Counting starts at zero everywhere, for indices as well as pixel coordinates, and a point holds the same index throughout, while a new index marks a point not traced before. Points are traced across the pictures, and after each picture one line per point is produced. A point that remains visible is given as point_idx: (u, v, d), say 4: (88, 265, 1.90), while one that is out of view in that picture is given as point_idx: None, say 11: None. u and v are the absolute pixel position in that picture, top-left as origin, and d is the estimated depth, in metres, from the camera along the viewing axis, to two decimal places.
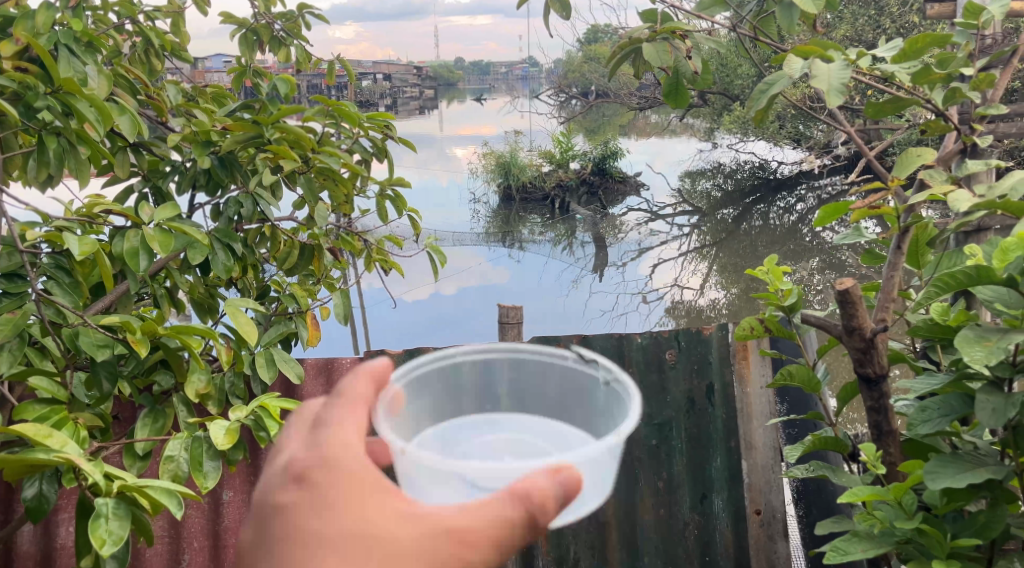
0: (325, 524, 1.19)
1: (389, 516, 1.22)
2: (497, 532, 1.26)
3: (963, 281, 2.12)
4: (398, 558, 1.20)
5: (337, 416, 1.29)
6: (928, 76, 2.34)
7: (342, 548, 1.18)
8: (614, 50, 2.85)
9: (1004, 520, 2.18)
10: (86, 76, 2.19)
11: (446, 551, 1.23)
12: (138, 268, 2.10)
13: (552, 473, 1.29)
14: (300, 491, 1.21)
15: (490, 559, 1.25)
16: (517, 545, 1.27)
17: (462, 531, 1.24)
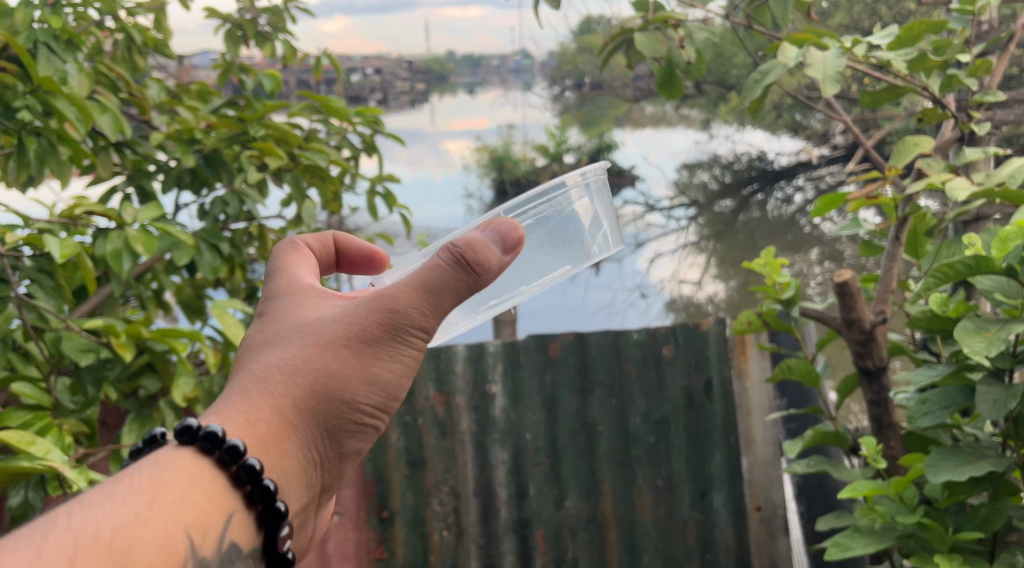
0: (268, 323, 1.48)
1: (324, 303, 1.48)
2: (424, 281, 1.43)
3: (962, 271, 2.06)
4: (333, 323, 1.44)
5: (287, 258, 1.63)
6: (924, 63, 2.30)
7: (291, 329, 1.45)
8: (606, 42, 2.81)
9: (1006, 513, 2.14)
10: (66, 75, 2.15)
11: (376, 309, 1.43)
12: (122, 270, 2.08)
13: (481, 228, 1.47)
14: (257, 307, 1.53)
15: (425, 309, 1.43)
16: (451, 290, 1.43)
17: (382, 292, 1.44)
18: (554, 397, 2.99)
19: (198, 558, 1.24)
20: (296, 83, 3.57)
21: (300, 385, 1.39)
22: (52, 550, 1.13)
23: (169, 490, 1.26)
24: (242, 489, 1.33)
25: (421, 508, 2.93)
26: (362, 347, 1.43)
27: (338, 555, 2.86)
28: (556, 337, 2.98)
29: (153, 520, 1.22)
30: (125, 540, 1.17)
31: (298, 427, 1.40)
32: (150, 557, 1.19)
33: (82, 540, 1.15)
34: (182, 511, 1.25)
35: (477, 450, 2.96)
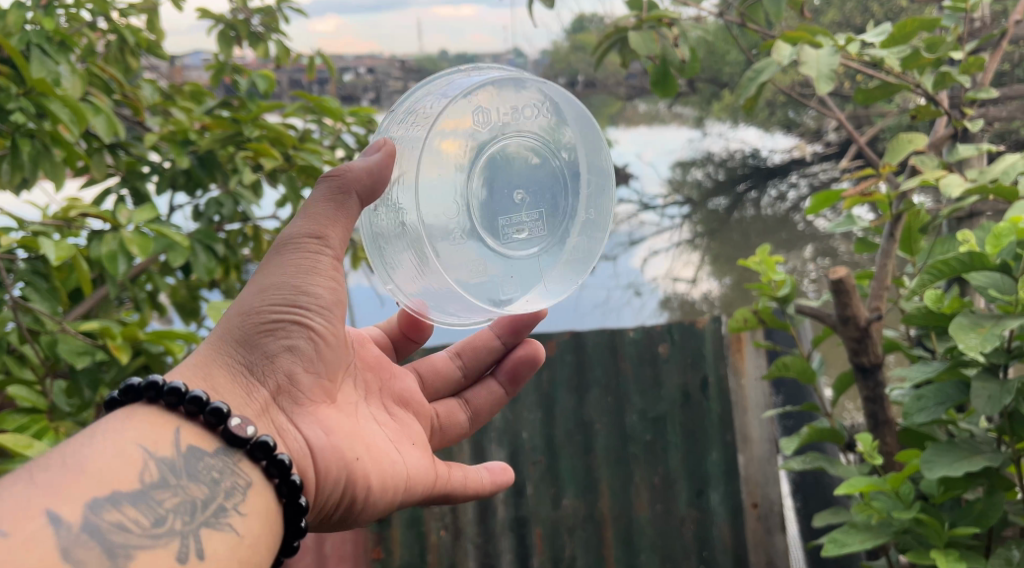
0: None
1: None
2: (305, 207, 1.73)
3: (956, 267, 2.07)
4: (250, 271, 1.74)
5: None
6: (916, 61, 2.32)
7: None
8: (600, 40, 2.81)
9: (1001, 507, 2.15)
10: (59, 77, 2.13)
11: (276, 243, 1.73)
12: (117, 272, 2.07)
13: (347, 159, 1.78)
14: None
15: (307, 223, 1.72)
16: (333, 209, 1.73)
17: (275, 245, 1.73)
18: (551, 396, 2.99)
19: (157, 456, 1.48)
20: (289, 83, 3.56)
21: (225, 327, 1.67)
22: (14, 481, 1.38)
23: (124, 416, 1.52)
24: (211, 429, 1.55)
25: (419, 508, 2.92)
26: (267, 270, 1.71)
27: (335, 556, 2.85)
28: (552, 336, 2.99)
29: (107, 437, 1.47)
30: (84, 458, 1.43)
31: (231, 348, 1.66)
32: (108, 463, 1.44)
33: (44, 464, 1.41)
34: (131, 430, 1.50)
35: (474, 449, 2.96)
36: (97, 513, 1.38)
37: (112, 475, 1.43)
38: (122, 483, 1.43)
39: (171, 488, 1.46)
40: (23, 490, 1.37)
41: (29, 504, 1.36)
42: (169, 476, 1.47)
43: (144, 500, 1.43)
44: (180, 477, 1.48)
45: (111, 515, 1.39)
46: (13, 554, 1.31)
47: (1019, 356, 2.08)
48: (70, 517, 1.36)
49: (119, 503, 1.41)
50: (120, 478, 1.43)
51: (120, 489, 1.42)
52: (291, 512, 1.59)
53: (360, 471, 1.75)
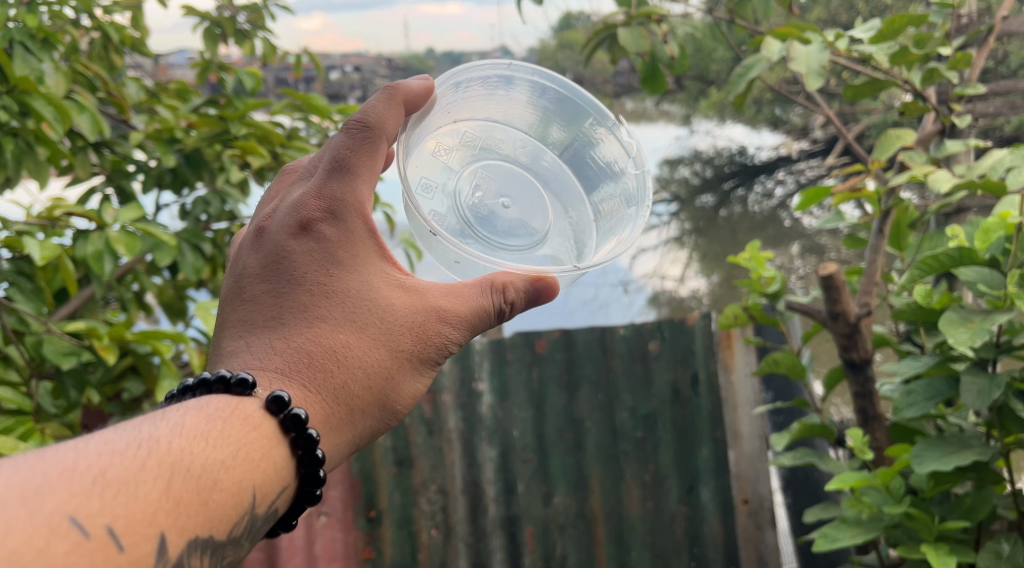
0: (339, 286, 1.51)
1: (393, 289, 1.54)
2: (474, 320, 1.57)
3: (946, 263, 2.11)
4: (401, 325, 1.53)
5: (363, 162, 1.55)
6: (905, 57, 2.32)
7: (358, 303, 1.51)
8: (589, 37, 2.81)
9: (991, 501, 2.16)
10: (42, 74, 2.11)
11: (436, 329, 1.55)
12: (103, 271, 2.06)
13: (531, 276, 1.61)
14: (320, 247, 1.52)
15: (465, 338, 1.57)
16: (484, 329, 1.60)
17: (443, 313, 1.56)
18: (541, 394, 2.99)
19: (255, 512, 1.34)
20: (275, 82, 3.54)
21: (365, 385, 1.49)
22: (151, 474, 1.24)
23: (251, 443, 1.36)
24: (294, 454, 1.41)
25: (409, 507, 2.90)
26: (411, 348, 1.53)
27: (326, 556, 2.82)
28: (542, 334, 2.98)
29: (235, 465, 1.32)
30: (212, 481, 1.29)
31: (352, 415, 1.48)
32: (225, 500, 1.30)
33: (180, 471, 1.26)
34: (254, 470, 1.35)
35: (464, 448, 2.94)
36: (190, 554, 1.25)
37: (220, 516, 1.29)
38: (221, 530, 1.29)
39: (238, 546, 1.33)
40: (155, 493, 1.23)
41: (151, 520, 1.22)
42: (247, 536, 1.34)
43: (222, 550, 1.31)
44: (250, 537, 1.35)
45: (195, 560, 1.26)
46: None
47: (1007, 350, 2.10)
48: (171, 551, 1.23)
49: (208, 549, 1.28)
50: (224, 522, 1.29)
51: (217, 536, 1.29)
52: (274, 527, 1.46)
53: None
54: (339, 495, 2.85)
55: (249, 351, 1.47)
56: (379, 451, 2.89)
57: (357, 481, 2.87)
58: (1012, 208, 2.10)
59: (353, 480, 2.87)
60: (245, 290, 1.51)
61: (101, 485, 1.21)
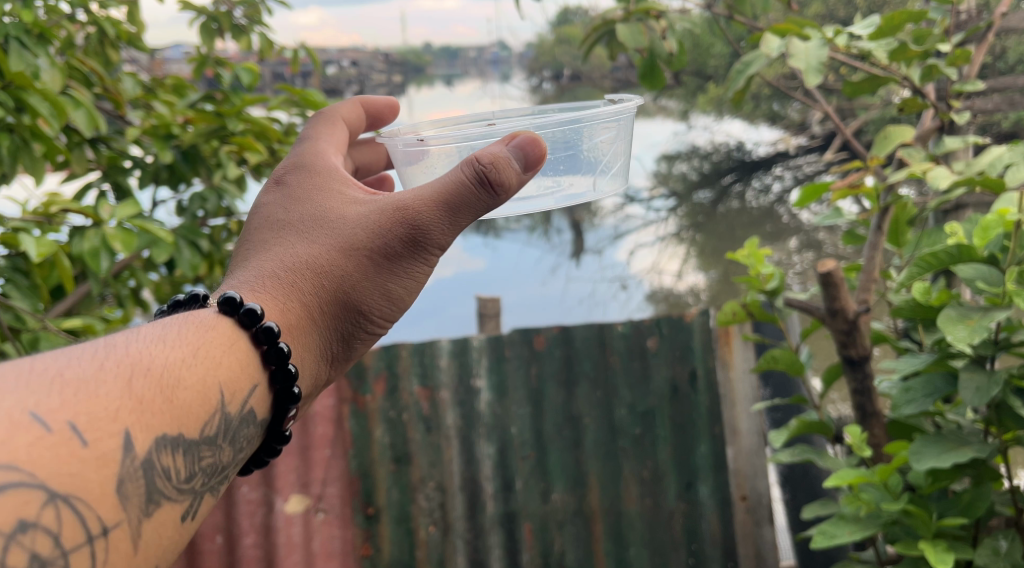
0: (294, 214, 1.50)
1: (348, 204, 1.50)
2: (446, 197, 1.45)
3: (944, 260, 2.09)
4: (361, 225, 1.46)
5: (322, 134, 1.72)
6: (904, 53, 2.30)
7: (312, 221, 1.48)
8: (588, 33, 2.80)
9: (989, 498, 2.16)
10: (37, 69, 2.09)
11: (397, 219, 1.45)
12: (99, 268, 2.05)
13: (505, 145, 1.46)
14: (284, 190, 1.56)
15: (441, 221, 1.45)
16: (468, 205, 1.46)
17: (408, 204, 1.46)
18: (540, 391, 2.98)
19: (225, 411, 1.26)
20: (273, 77, 3.54)
21: (327, 289, 1.43)
22: (110, 372, 1.13)
23: (213, 345, 1.28)
24: (266, 369, 1.36)
25: (407, 504, 2.89)
26: (372, 249, 1.46)
27: (323, 553, 2.82)
28: (541, 331, 2.96)
29: (198, 365, 1.24)
30: (173, 379, 1.19)
31: (316, 316, 1.43)
32: (191, 398, 1.21)
33: (141, 369, 1.16)
34: (219, 367, 1.27)
35: (462, 445, 2.93)
36: (158, 451, 1.15)
37: (187, 414, 1.20)
38: (190, 428, 1.20)
39: (214, 447, 1.25)
40: (116, 391, 1.13)
41: (114, 416, 1.11)
42: (223, 435, 1.26)
43: (195, 451, 1.21)
44: (228, 439, 1.27)
45: (165, 458, 1.16)
46: (81, 467, 1.07)
47: (1006, 347, 2.09)
48: (139, 449, 1.13)
49: (178, 447, 1.18)
50: (192, 420, 1.20)
51: (187, 435, 1.19)
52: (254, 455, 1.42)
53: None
54: (337, 491, 2.85)
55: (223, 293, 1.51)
56: (377, 447, 2.88)
57: (355, 478, 2.86)
58: (1011, 205, 2.10)
59: (351, 476, 2.86)
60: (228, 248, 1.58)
61: (58, 384, 1.09)
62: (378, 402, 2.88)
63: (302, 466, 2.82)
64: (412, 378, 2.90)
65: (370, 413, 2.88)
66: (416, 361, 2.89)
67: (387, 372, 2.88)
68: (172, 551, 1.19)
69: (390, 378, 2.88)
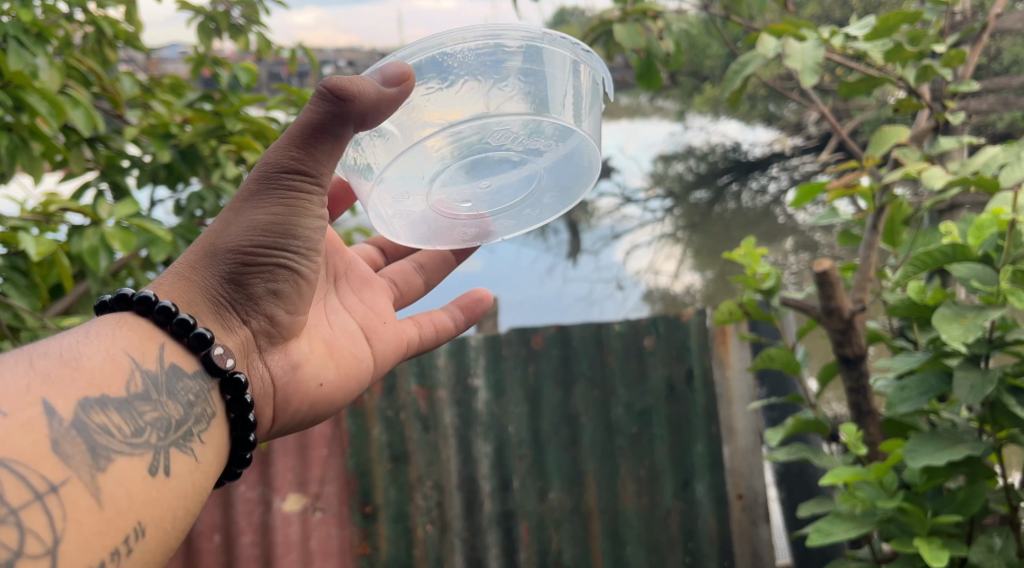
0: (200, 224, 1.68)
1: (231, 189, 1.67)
2: (292, 131, 1.61)
3: (940, 259, 2.09)
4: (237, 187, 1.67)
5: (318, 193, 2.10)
6: (899, 53, 2.31)
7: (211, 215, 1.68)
8: (585, 34, 2.81)
9: (984, 496, 2.18)
10: (36, 69, 2.10)
11: (257, 167, 1.63)
12: (98, 267, 2.05)
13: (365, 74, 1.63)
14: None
15: (289, 152, 1.61)
16: (322, 131, 1.60)
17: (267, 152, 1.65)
18: (537, 389, 3.00)
19: (143, 369, 1.50)
20: (268, 76, 3.55)
21: (207, 243, 1.63)
22: (13, 360, 1.41)
23: (114, 330, 1.52)
24: (180, 342, 1.57)
25: (405, 502, 2.90)
26: (254, 202, 1.63)
27: (321, 552, 2.83)
28: (538, 330, 2.99)
29: (102, 341, 1.50)
30: (79, 356, 1.46)
31: (214, 271, 1.63)
32: (99, 365, 1.46)
33: (43, 354, 1.44)
34: (122, 338, 1.52)
35: (460, 444, 2.95)
36: (85, 413, 1.42)
37: (103, 379, 1.46)
38: (113, 389, 1.45)
39: (152, 403, 1.49)
40: (23, 374, 1.40)
41: (28, 390, 1.38)
42: (153, 391, 1.50)
43: (127, 410, 1.46)
44: (161, 394, 1.51)
45: (98, 417, 1.42)
46: (6, 434, 1.34)
47: (1000, 346, 2.10)
48: (61, 411, 1.39)
49: (105, 406, 1.44)
50: (110, 383, 1.46)
51: (112, 395, 1.45)
52: (237, 445, 1.60)
53: (324, 397, 1.80)
54: (335, 490, 2.86)
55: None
56: (375, 446, 2.89)
57: (353, 477, 2.87)
58: (1005, 204, 2.11)
59: (349, 475, 2.87)
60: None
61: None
62: (376, 401, 2.89)
63: (300, 465, 2.83)
64: (409, 377, 2.91)
65: (368, 412, 2.89)
66: (414, 360, 2.91)
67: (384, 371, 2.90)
68: (148, 500, 1.43)
69: (388, 377, 2.90)
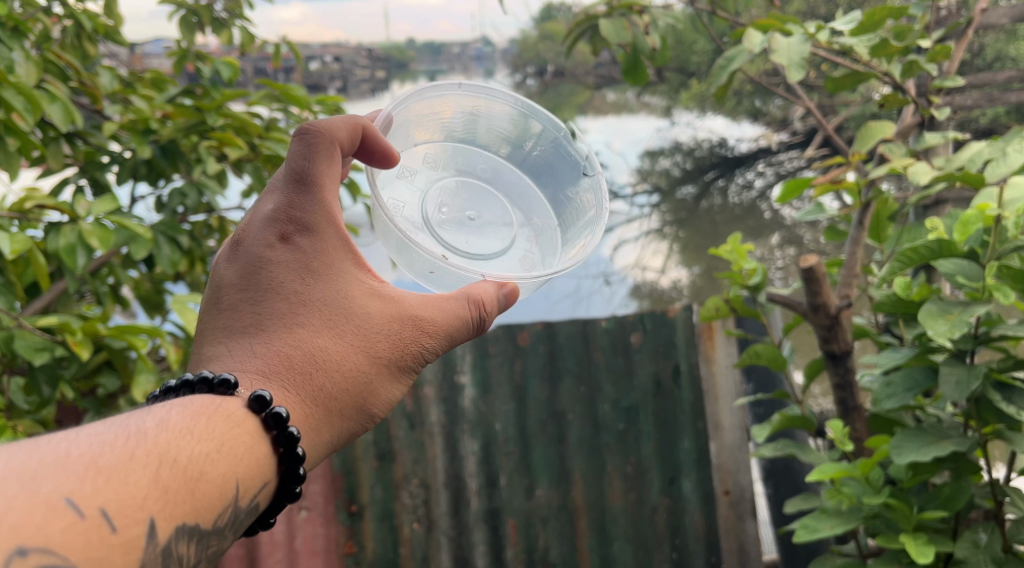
0: (315, 288, 1.49)
1: (370, 297, 1.52)
2: (454, 330, 1.57)
3: (926, 255, 2.06)
4: (377, 332, 1.51)
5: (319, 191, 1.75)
6: (886, 49, 2.30)
7: (335, 310, 1.49)
8: (571, 29, 2.80)
9: (969, 491, 2.18)
10: (11, 63, 2.07)
11: (412, 341, 1.53)
12: (76, 265, 2.03)
13: (494, 282, 1.63)
14: (298, 254, 1.51)
15: (441, 348, 1.57)
16: (464, 338, 1.59)
17: (422, 322, 1.55)
18: (524, 387, 2.99)
19: (237, 505, 1.32)
20: (254, 72, 3.54)
21: (347, 389, 1.47)
22: (139, 462, 1.23)
23: (236, 440, 1.34)
24: (275, 452, 1.39)
25: (391, 501, 2.88)
26: (394, 374, 1.52)
27: (307, 551, 2.81)
28: (524, 327, 2.98)
29: (226, 458, 1.32)
30: (201, 470, 1.28)
31: (334, 421, 1.46)
32: (211, 492, 1.28)
33: (168, 461, 1.25)
34: (239, 462, 1.33)
35: (447, 441, 2.93)
36: (177, 539, 1.24)
37: (206, 505, 1.28)
38: (208, 519, 1.28)
39: (222, 536, 1.32)
40: (145, 480, 1.22)
41: (141, 506, 1.21)
42: (231, 527, 1.32)
43: (206, 540, 1.29)
44: (233, 529, 1.33)
45: (183, 546, 1.25)
46: (107, 551, 1.18)
47: (985, 341, 2.10)
48: (159, 537, 1.22)
49: (194, 536, 1.27)
50: (210, 512, 1.28)
51: (203, 525, 1.28)
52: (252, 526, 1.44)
53: None
54: (321, 489, 2.83)
55: (222, 276, 1.51)
56: (360, 445, 2.87)
57: (339, 476, 2.85)
58: (991, 200, 2.10)
59: (334, 474, 2.85)
60: (234, 235, 1.56)
61: (94, 473, 1.20)
62: None
63: None
64: None
65: None
66: None
67: None
68: None
69: None
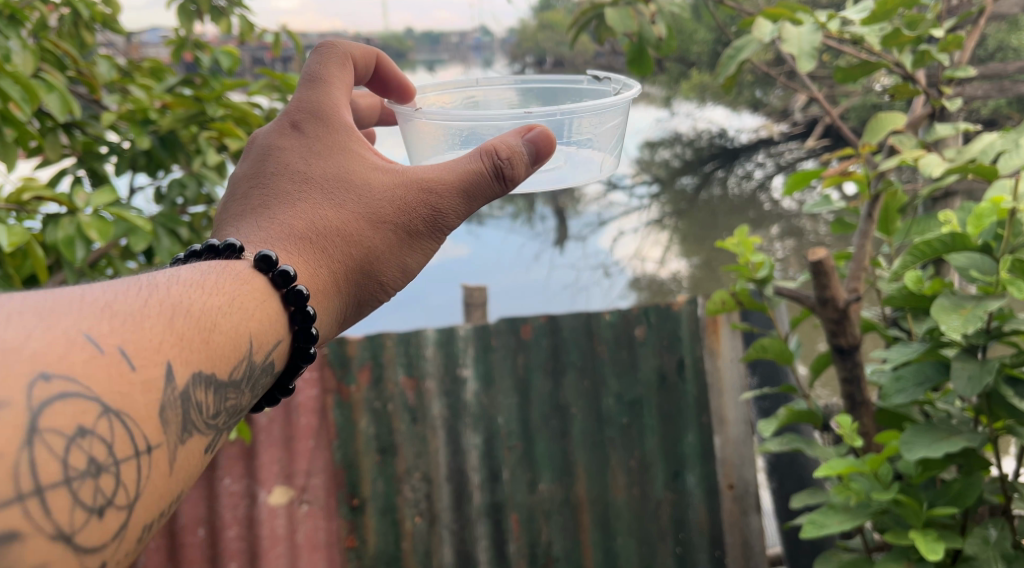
0: (319, 164, 1.42)
1: (372, 167, 1.43)
2: (465, 186, 1.42)
3: (939, 248, 2.07)
4: (382, 197, 1.41)
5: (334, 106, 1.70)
6: (898, 39, 2.27)
7: (336, 182, 1.40)
8: (576, 17, 2.75)
9: (979, 488, 2.14)
10: (7, 52, 2.04)
11: (423, 207, 1.42)
12: (74, 257, 1.99)
13: (518, 132, 1.45)
14: (304, 138, 1.46)
15: (457, 208, 1.43)
16: (485, 196, 1.44)
17: (430, 184, 1.42)
18: (527, 380, 2.94)
19: (252, 359, 1.16)
20: (252, 61, 3.50)
21: (350, 255, 1.38)
22: (153, 308, 1.03)
23: (248, 295, 1.19)
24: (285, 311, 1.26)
25: (392, 495, 2.85)
26: (406, 242, 1.42)
27: (308, 545, 2.79)
28: (527, 320, 2.92)
29: (238, 310, 1.15)
30: (213, 316, 1.10)
31: (340, 287, 1.38)
32: (226, 342, 1.10)
33: (181, 307, 1.06)
34: (250, 318, 1.17)
35: (449, 435, 2.89)
36: (195, 385, 1.05)
37: (223, 353, 1.10)
38: (223, 368, 1.10)
39: (238, 390, 1.13)
40: (159, 325, 1.02)
41: (159, 343, 1.01)
42: (247, 382, 1.15)
43: (224, 391, 1.10)
44: (250, 385, 1.16)
45: (201, 394, 1.05)
46: (129, 388, 0.97)
47: (997, 336, 2.07)
48: (178, 379, 1.02)
49: (211, 384, 1.07)
50: (225, 363, 1.10)
51: (220, 375, 1.09)
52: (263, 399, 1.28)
53: None
54: (322, 482, 2.81)
55: (233, 174, 1.46)
56: (362, 438, 2.84)
57: (340, 469, 2.82)
58: (1003, 193, 2.07)
59: (336, 467, 2.82)
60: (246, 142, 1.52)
61: (108, 313, 0.99)
62: (363, 393, 2.83)
63: (286, 458, 2.78)
64: (396, 368, 2.85)
65: (354, 404, 2.83)
66: (401, 351, 2.84)
67: (371, 362, 2.83)
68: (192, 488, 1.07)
69: (375, 367, 2.84)
